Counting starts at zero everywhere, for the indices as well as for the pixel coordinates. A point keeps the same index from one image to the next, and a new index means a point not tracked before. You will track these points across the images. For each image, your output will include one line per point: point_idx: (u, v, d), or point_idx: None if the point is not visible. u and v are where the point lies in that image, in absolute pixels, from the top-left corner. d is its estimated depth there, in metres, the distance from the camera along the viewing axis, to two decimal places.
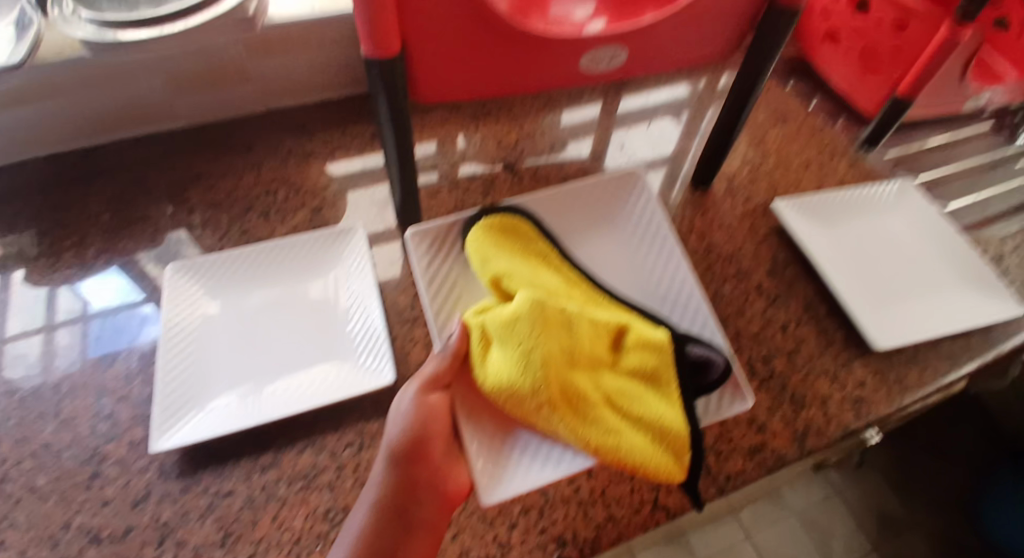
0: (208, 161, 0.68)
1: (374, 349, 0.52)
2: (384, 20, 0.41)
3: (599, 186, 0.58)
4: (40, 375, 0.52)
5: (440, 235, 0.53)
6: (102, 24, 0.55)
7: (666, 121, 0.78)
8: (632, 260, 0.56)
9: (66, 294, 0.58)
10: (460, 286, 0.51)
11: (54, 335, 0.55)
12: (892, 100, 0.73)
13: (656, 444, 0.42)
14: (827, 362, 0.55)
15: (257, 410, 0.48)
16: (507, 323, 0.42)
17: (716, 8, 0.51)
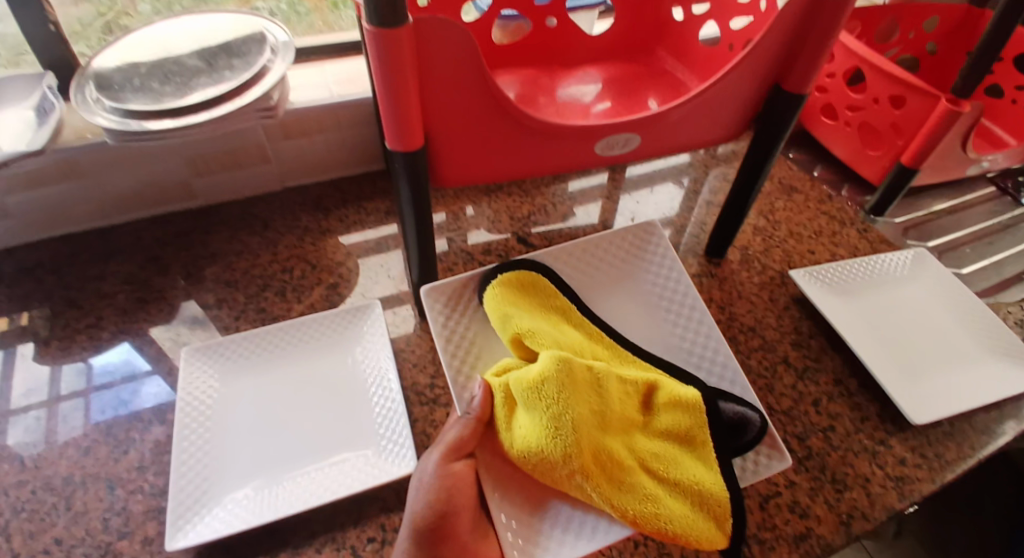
0: (225, 239, 0.68)
1: (396, 435, 0.50)
2: (409, 116, 0.42)
3: (615, 238, 0.58)
4: (40, 445, 0.51)
5: (456, 292, 0.51)
6: (125, 114, 0.56)
7: (672, 187, 0.80)
8: (659, 322, 0.55)
9: (70, 368, 0.57)
10: (479, 343, 0.50)
11: (55, 411, 0.54)
12: (897, 170, 0.75)
13: (696, 510, 0.40)
14: (864, 439, 0.54)
15: (276, 504, 0.46)
16: (535, 385, 0.40)
17: (724, 97, 0.53)
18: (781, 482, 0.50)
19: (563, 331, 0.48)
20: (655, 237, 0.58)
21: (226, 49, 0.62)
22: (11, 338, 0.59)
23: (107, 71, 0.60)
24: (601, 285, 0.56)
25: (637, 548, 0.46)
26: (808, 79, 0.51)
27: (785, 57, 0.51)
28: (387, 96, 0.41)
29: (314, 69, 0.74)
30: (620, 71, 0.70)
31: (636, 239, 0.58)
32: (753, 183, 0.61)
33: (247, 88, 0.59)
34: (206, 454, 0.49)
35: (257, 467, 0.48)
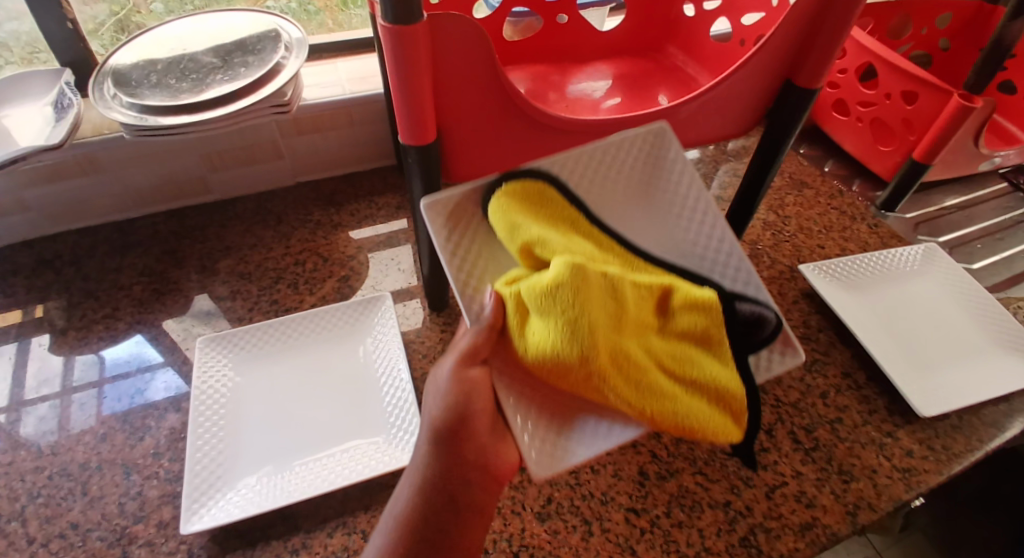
0: (239, 233, 0.69)
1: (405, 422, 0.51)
2: (422, 110, 0.43)
3: (622, 142, 0.46)
4: (55, 434, 0.53)
5: (458, 209, 0.43)
6: (142, 109, 0.57)
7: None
8: (671, 232, 0.46)
9: (83, 358, 0.58)
10: (483, 259, 0.43)
11: (70, 401, 0.55)
12: (908, 165, 0.75)
13: (711, 404, 0.40)
14: (872, 431, 0.54)
15: (287, 488, 0.47)
16: (548, 290, 0.36)
17: (736, 93, 0.53)
18: (788, 473, 0.50)
19: (574, 242, 0.42)
20: (667, 143, 0.47)
21: (241, 46, 0.64)
22: (32, 327, 0.60)
23: (124, 67, 0.61)
24: (615, 190, 0.46)
25: (643, 536, 0.46)
26: (819, 75, 0.51)
27: (796, 53, 0.51)
28: (400, 88, 0.41)
29: (326, 67, 0.75)
30: (629, 68, 0.70)
31: (642, 146, 0.47)
32: (764, 178, 0.60)
33: (261, 85, 0.60)
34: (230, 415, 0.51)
35: (269, 453, 0.49)
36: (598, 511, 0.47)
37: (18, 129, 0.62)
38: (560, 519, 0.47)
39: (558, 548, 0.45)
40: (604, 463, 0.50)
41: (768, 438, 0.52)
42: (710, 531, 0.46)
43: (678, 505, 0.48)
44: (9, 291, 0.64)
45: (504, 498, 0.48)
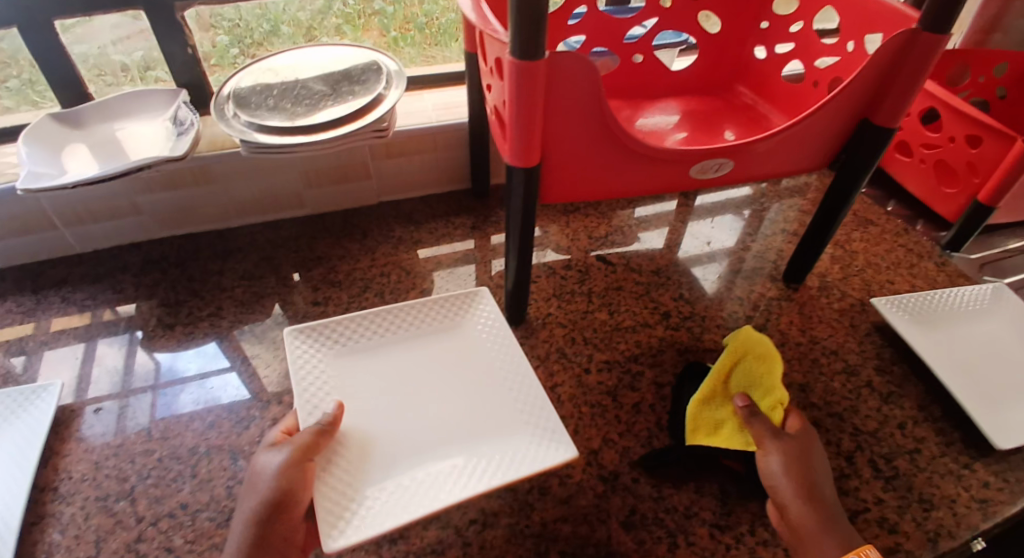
0: (330, 245, 0.74)
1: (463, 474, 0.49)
2: (531, 134, 0.46)
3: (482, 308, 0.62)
4: (108, 432, 0.55)
5: (318, 334, 0.58)
6: (258, 128, 0.63)
7: (732, 217, 0.82)
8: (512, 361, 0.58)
9: (143, 359, 0.62)
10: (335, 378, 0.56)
11: (127, 402, 0.58)
12: (973, 207, 0.76)
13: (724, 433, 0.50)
14: (949, 462, 0.54)
15: (409, 495, 0.47)
16: (757, 375, 0.52)
17: (817, 129, 0.55)
18: (870, 499, 0.50)
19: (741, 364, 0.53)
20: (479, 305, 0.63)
21: (347, 76, 0.69)
22: (142, 322, 0.65)
23: (242, 91, 0.67)
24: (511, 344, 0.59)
25: (728, 551, 0.47)
26: (899, 113, 0.53)
27: (875, 93, 0.54)
28: (518, 113, 0.44)
29: (413, 97, 0.81)
30: (701, 105, 0.74)
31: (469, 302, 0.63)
32: (837, 209, 0.62)
33: (367, 111, 0.65)
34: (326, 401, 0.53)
35: (388, 457, 0.50)
36: (683, 525, 0.48)
37: (142, 143, 0.68)
38: (645, 530, 0.48)
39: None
40: (686, 479, 0.51)
41: (847, 464, 0.53)
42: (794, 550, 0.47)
43: (762, 524, 0.48)
44: (119, 288, 0.69)
45: (589, 506, 0.49)
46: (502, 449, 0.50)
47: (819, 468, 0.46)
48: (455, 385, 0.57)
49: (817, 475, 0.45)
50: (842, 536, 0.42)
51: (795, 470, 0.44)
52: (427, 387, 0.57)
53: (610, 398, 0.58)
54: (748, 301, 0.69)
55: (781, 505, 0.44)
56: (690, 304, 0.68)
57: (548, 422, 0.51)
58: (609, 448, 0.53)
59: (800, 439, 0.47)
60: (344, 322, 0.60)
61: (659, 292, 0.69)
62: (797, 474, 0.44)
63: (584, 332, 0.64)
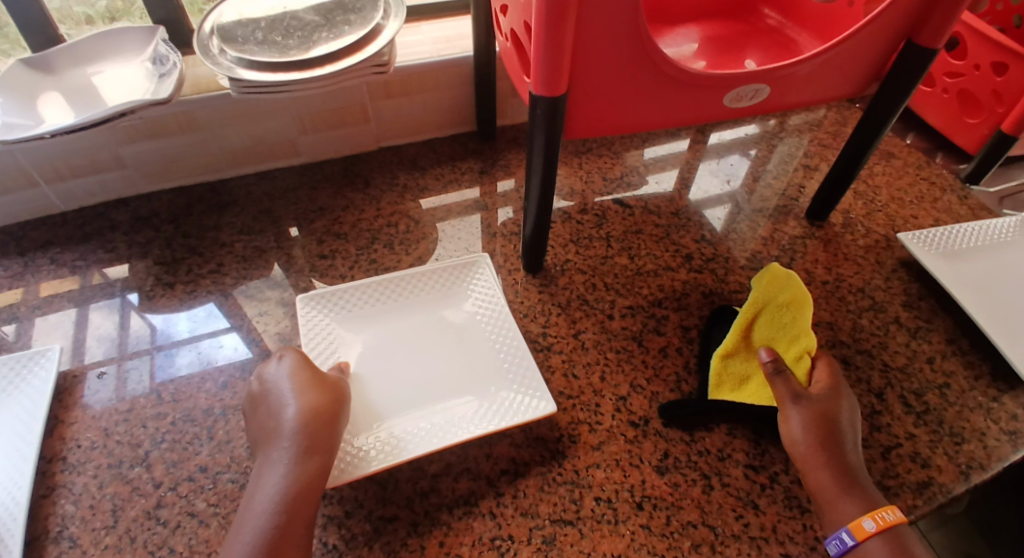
0: (331, 195, 0.70)
1: (435, 427, 0.48)
2: (559, 58, 0.42)
3: (476, 270, 0.60)
4: (108, 397, 0.53)
5: (329, 300, 0.57)
6: (247, 65, 0.58)
7: (738, 156, 0.78)
8: (497, 325, 0.56)
9: (138, 321, 0.59)
10: (334, 336, 0.54)
11: (125, 365, 0.56)
12: (996, 137, 0.73)
13: (745, 389, 0.49)
14: (978, 396, 0.53)
15: (397, 444, 0.46)
16: (781, 324, 0.48)
17: (857, 52, 0.52)
18: (902, 435, 0.50)
19: (766, 313, 0.49)
20: (474, 269, 0.60)
21: (341, 5, 0.63)
22: (138, 282, 0.62)
23: (229, 25, 0.61)
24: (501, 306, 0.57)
25: (764, 491, 0.46)
26: (944, 29, 0.50)
27: (921, 11, 0.50)
28: (547, 31, 0.40)
29: (410, 31, 0.75)
30: (723, 31, 0.69)
31: (464, 266, 0.61)
32: (870, 140, 0.59)
33: (365, 45, 0.60)
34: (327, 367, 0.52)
35: (380, 408, 0.49)
36: (717, 467, 0.48)
37: (121, 86, 0.63)
38: (679, 473, 0.47)
39: (680, 500, 0.46)
40: (718, 422, 0.50)
41: (878, 401, 0.52)
42: None
43: None
44: (110, 247, 0.65)
45: (621, 451, 0.48)
46: (482, 407, 0.49)
47: (846, 432, 0.43)
48: (445, 338, 0.55)
49: (841, 438, 0.43)
50: (863, 497, 0.41)
51: (817, 437, 0.42)
52: (404, 344, 0.55)
53: (636, 343, 0.56)
54: (770, 240, 0.66)
55: (802, 469, 0.43)
56: (712, 245, 0.66)
57: (528, 377, 0.51)
58: (638, 393, 0.52)
59: (824, 399, 0.44)
60: (350, 288, 0.58)
61: (680, 234, 0.67)
62: (819, 437, 0.42)
63: (605, 278, 0.62)
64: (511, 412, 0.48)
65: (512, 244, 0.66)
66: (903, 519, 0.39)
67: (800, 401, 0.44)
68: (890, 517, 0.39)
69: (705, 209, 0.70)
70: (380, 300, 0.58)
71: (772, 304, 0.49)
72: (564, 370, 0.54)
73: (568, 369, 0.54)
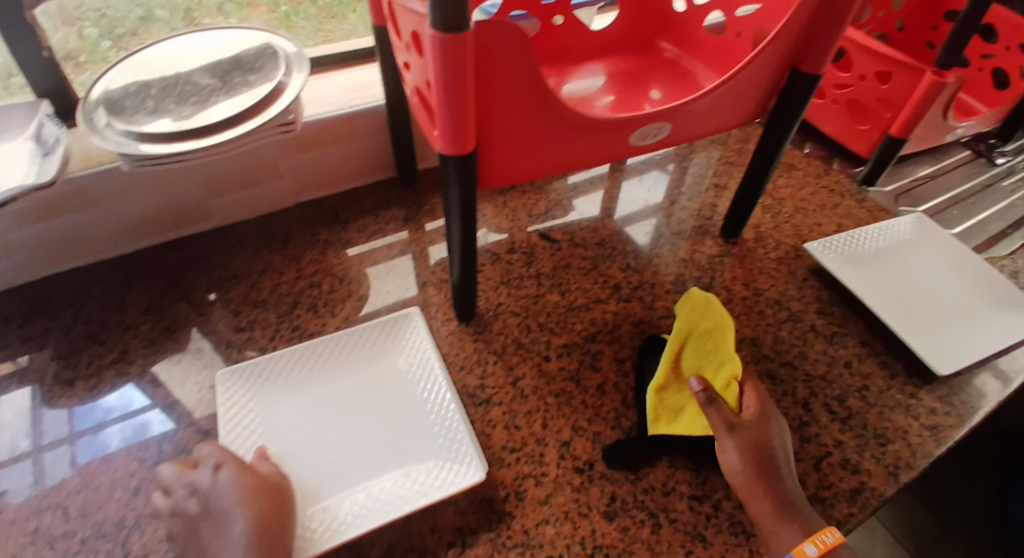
0: (246, 259, 0.66)
1: (366, 506, 0.46)
2: (464, 118, 0.41)
3: (409, 323, 0.58)
4: (22, 495, 0.49)
5: (252, 374, 0.53)
6: (138, 137, 0.54)
7: (657, 175, 0.81)
8: (429, 384, 0.54)
9: (52, 407, 0.55)
10: (260, 417, 0.51)
11: (41, 459, 0.51)
12: (886, 141, 0.79)
13: (680, 421, 0.49)
14: (897, 395, 0.56)
15: (330, 528, 0.44)
16: (707, 353, 0.50)
17: (749, 83, 0.54)
18: (831, 444, 0.52)
19: (691, 343, 0.50)
20: (407, 324, 0.58)
21: (238, 64, 0.60)
22: (34, 379, 0.56)
23: (115, 94, 0.57)
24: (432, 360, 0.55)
25: (709, 521, 0.47)
26: (824, 58, 0.53)
27: (803, 41, 0.53)
28: (448, 95, 0.39)
29: (317, 82, 0.73)
30: (627, 64, 0.71)
31: (394, 323, 0.58)
32: (772, 160, 0.62)
33: (267, 105, 0.57)
34: (251, 450, 0.49)
35: (311, 490, 0.47)
36: (663, 503, 0.48)
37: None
38: (626, 516, 0.47)
39: (631, 544, 0.45)
40: (659, 455, 0.51)
41: (805, 412, 0.54)
42: None
43: None
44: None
45: (569, 501, 0.48)
46: (415, 478, 0.47)
47: (778, 458, 0.45)
48: (377, 402, 0.53)
49: (775, 463, 0.44)
50: (801, 523, 0.42)
51: (752, 468, 0.43)
52: (335, 411, 0.52)
53: (575, 383, 0.56)
54: (692, 262, 0.69)
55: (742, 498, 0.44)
56: (639, 273, 0.67)
57: (461, 439, 0.49)
58: (580, 437, 0.52)
59: (754, 426, 0.45)
60: (274, 357, 0.55)
61: (607, 265, 0.68)
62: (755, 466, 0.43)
63: (538, 318, 0.62)
64: (448, 482, 0.46)
65: (442, 291, 0.65)
66: (841, 539, 0.41)
67: (734, 431, 0.45)
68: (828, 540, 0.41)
69: (628, 232, 0.72)
70: (308, 367, 0.55)
71: (696, 335, 0.50)
72: (505, 423, 0.53)
73: (509, 420, 0.53)
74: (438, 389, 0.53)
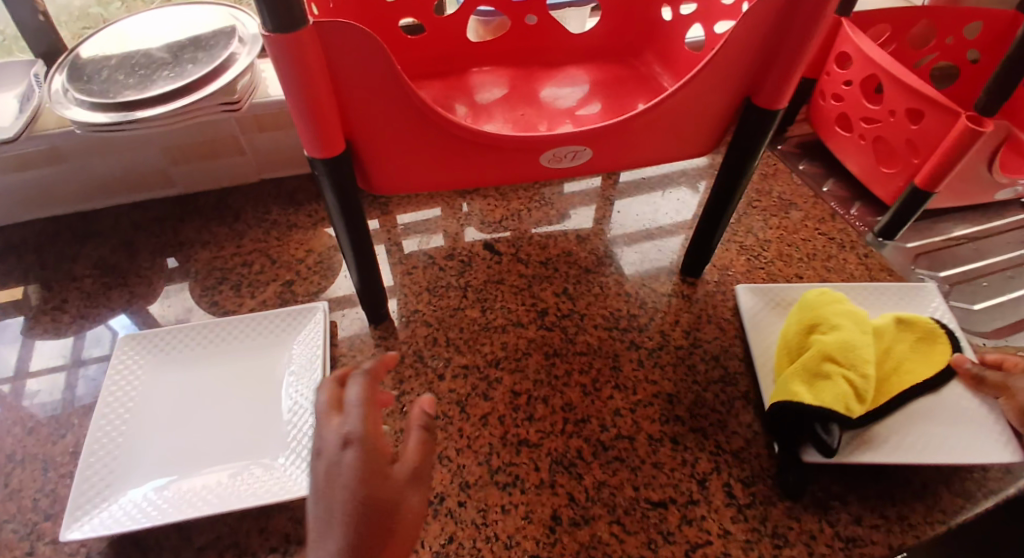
0: (196, 230, 0.69)
1: (208, 493, 0.46)
2: (321, 122, 0.40)
3: (310, 316, 0.57)
4: (59, 403, 0.55)
5: (149, 343, 0.55)
6: (91, 106, 0.57)
7: (688, 192, 0.76)
8: (306, 383, 0.52)
9: (101, 331, 0.60)
10: (143, 387, 0.53)
11: (78, 374, 0.57)
12: (910, 190, 0.68)
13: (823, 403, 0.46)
14: (818, 491, 0.49)
15: (156, 509, 0.45)
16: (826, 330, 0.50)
17: (688, 112, 0.48)
18: (715, 530, 0.46)
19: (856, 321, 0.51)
20: (307, 318, 0.57)
21: (197, 41, 0.63)
22: None
23: (81, 62, 0.61)
24: (316, 361, 0.53)
25: None
26: (779, 93, 0.46)
27: (755, 71, 0.46)
28: (294, 99, 0.38)
29: None
30: (604, 74, 0.66)
31: (296, 314, 0.57)
32: (728, 200, 0.56)
33: (208, 83, 0.59)
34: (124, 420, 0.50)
35: (155, 467, 0.48)
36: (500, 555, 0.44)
37: None
38: None
39: None
40: (516, 502, 0.47)
41: (699, 489, 0.48)
42: None
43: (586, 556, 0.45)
44: None
45: None
46: (254, 478, 0.46)
47: None
48: (252, 392, 0.52)
49: None
50: None
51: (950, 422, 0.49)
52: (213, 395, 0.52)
53: (458, 408, 0.53)
54: (637, 297, 0.63)
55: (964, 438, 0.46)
56: (573, 300, 0.63)
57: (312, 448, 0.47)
58: (443, 466, 0.49)
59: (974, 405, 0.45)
60: (174, 328, 0.56)
61: (542, 287, 0.64)
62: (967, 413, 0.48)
63: (449, 331, 0.59)
64: (281, 491, 0.45)
65: None
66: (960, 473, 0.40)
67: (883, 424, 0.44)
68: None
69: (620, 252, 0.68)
70: (201, 343, 0.55)
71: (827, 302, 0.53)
72: None
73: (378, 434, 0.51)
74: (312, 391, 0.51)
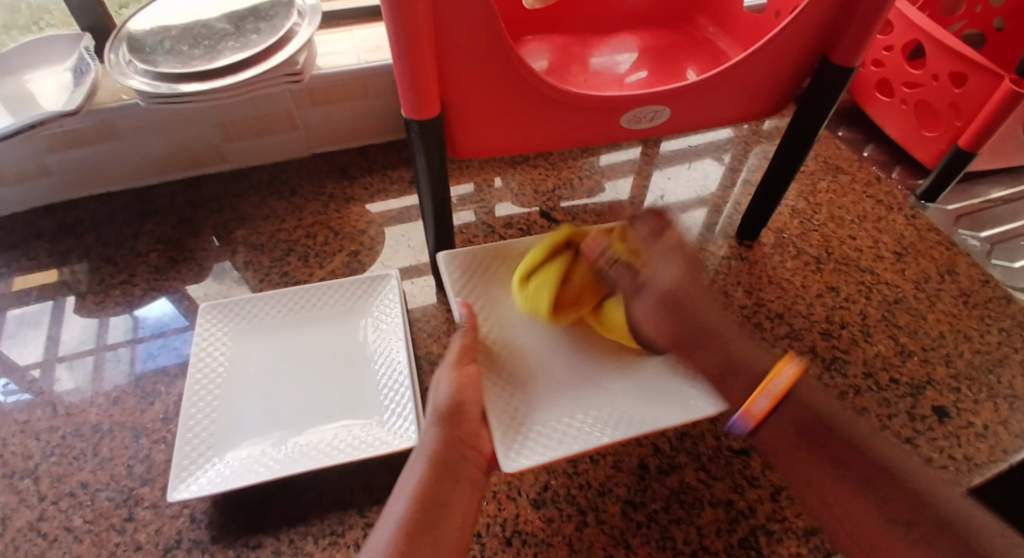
0: (254, 204, 0.69)
1: (269, 458, 0.47)
2: (425, 82, 0.40)
3: (385, 284, 0.58)
4: (86, 387, 0.55)
5: (231, 315, 0.56)
6: (156, 77, 0.57)
7: (711, 162, 0.77)
8: (389, 348, 0.54)
9: (121, 318, 0.60)
10: (229, 355, 0.54)
11: (102, 358, 0.57)
12: (952, 152, 0.69)
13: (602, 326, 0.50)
14: (890, 436, 0.51)
15: (261, 468, 0.46)
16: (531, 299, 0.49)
17: (765, 70, 0.49)
18: None
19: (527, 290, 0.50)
20: (380, 286, 0.58)
21: (254, 13, 0.63)
22: (52, 294, 0.62)
23: (139, 34, 0.60)
24: (396, 328, 0.55)
25: (640, 530, 0.45)
26: (859, 49, 0.46)
27: (830, 28, 0.47)
28: (401, 58, 0.38)
29: (342, 35, 0.73)
30: (657, 40, 0.67)
31: (369, 284, 0.58)
32: (793, 163, 0.57)
33: (272, 54, 0.59)
34: (215, 386, 0.51)
35: (252, 429, 0.49)
36: (594, 502, 0.46)
37: (37, 95, 0.62)
38: (554, 507, 0.46)
39: (551, 536, 0.44)
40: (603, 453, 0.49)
41: None
42: (709, 529, 0.45)
43: (677, 500, 0.46)
44: (32, 256, 0.65)
45: (500, 483, 0.47)
46: (352, 436, 0.48)
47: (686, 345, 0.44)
48: (336, 358, 0.54)
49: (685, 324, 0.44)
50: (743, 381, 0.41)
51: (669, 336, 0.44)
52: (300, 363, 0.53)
53: None
54: None
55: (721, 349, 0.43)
56: None
57: (405, 407, 0.49)
58: None
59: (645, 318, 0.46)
60: (255, 297, 0.57)
61: None
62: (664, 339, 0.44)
63: None
64: (381, 446, 0.47)
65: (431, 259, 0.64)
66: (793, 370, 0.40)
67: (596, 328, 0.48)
68: (766, 403, 0.40)
69: None
70: (280, 313, 0.57)
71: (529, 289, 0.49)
72: None
73: None
74: (397, 355, 0.53)
